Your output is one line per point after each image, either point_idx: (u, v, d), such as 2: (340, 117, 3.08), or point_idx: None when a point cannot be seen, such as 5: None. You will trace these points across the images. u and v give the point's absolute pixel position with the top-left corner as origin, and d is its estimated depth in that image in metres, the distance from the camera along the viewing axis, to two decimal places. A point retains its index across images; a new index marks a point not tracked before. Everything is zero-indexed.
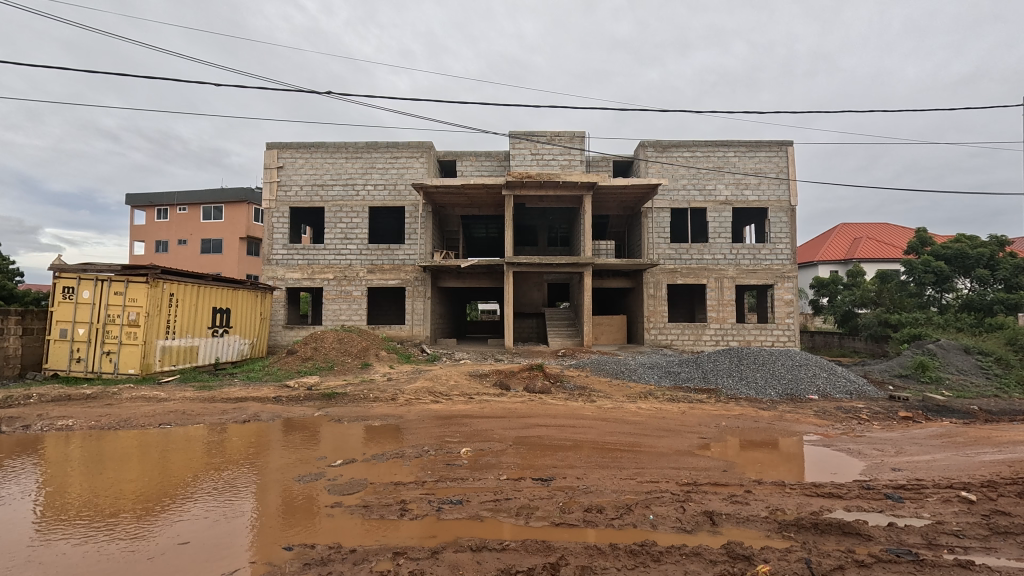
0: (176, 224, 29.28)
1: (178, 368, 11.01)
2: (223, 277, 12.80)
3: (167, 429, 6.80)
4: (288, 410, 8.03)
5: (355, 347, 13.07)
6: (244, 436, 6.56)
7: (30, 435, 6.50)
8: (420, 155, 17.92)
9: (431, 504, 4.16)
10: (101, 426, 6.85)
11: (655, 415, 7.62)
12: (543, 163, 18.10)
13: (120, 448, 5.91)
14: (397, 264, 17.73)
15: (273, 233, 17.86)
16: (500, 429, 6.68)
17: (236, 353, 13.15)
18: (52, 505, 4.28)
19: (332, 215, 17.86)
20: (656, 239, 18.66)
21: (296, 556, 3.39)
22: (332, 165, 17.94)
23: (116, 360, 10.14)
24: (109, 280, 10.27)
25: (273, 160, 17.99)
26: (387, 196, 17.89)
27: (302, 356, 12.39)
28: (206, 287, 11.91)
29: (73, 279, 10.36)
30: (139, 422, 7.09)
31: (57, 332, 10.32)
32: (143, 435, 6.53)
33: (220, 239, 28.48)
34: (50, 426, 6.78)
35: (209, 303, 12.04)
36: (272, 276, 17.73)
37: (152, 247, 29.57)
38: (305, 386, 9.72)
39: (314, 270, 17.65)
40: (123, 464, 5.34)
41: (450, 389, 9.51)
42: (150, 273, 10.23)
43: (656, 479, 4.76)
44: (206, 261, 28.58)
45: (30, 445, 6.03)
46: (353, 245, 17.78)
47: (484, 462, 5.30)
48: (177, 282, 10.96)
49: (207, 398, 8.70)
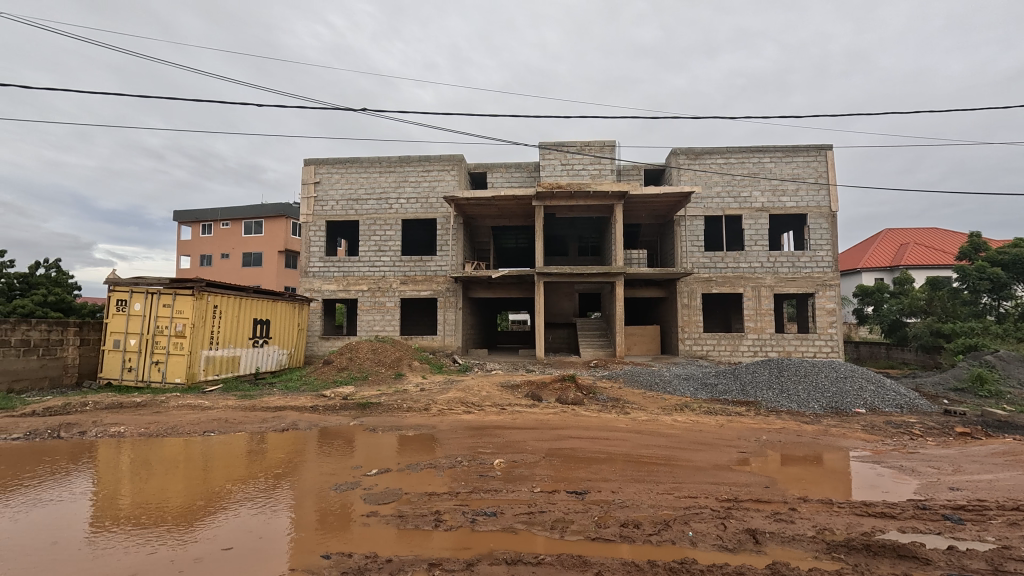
0: (218, 238, 30.52)
1: (221, 378, 11.43)
2: (262, 289, 13.23)
3: (211, 437, 7.05)
4: (324, 419, 8.21)
5: (389, 357, 13.26)
6: (281, 445, 6.70)
7: (86, 440, 6.86)
8: (452, 168, 18.16)
9: (465, 515, 4.16)
10: (151, 433, 7.16)
11: (692, 428, 7.43)
12: (573, 173, 18.07)
13: (166, 456, 6.14)
14: (429, 275, 17.95)
15: (310, 246, 18.41)
16: (534, 441, 6.64)
17: (275, 363, 13.54)
18: (105, 510, 4.48)
19: (367, 228, 18.29)
20: (690, 248, 18.31)
21: (334, 563, 3.45)
22: (367, 179, 18.40)
23: (163, 369, 10.58)
24: (159, 292, 10.78)
25: (310, 175, 18.60)
26: (419, 209, 18.19)
27: (338, 367, 12.68)
28: (247, 300, 12.33)
29: (125, 292, 10.92)
30: (185, 429, 7.38)
31: (111, 343, 10.88)
32: (187, 442, 6.78)
33: (259, 253, 29.55)
34: (103, 432, 7.14)
35: (250, 315, 12.45)
36: (309, 288, 18.26)
37: (197, 260, 30.89)
38: (340, 395, 9.91)
39: (350, 282, 18.07)
40: (170, 471, 5.56)
41: (482, 399, 9.53)
42: (195, 286, 10.68)
43: (694, 494, 4.63)
44: (247, 274, 29.66)
45: (85, 451, 6.35)
46: (388, 257, 18.13)
47: (518, 474, 5.27)
48: (221, 294, 11.40)
49: (249, 406, 8.98)
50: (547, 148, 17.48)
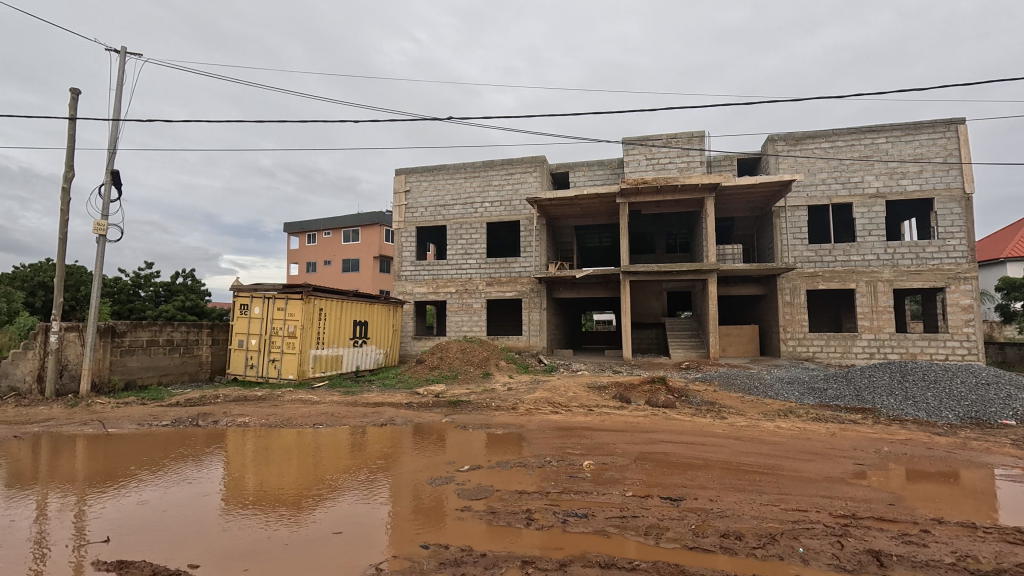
0: (322, 246, 33.18)
1: (327, 375, 12.42)
2: (361, 293, 14.19)
3: (320, 430, 7.68)
4: (418, 415, 8.63)
5: (477, 357, 13.63)
6: (380, 439, 7.13)
7: (218, 429, 7.77)
8: (535, 169, 18.28)
9: (556, 515, 4.17)
10: (270, 424, 7.96)
11: (798, 435, 6.87)
12: (659, 168, 17.45)
13: (282, 445, 6.78)
14: (513, 276, 18.21)
15: (402, 251, 19.45)
16: (623, 444, 6.49)
17: (373, 362, 14.47)
18: (235, 491, 5.04)
19: (454, 232, 18.96)
20: (791, 241, 16.94)
21: (432, 554, 3.60)
22: (453, 185, 19.08)
23: (279, 366, 11.70)
24: (274, 297, 11.95)
25: (400, 184, 19.65)
26: (502, 211, 18.53)
27: (430, 366, 13.26)
28: (347, 303, 13.29)
29: (247, 297, 12.23)
30: (298, 421, 8.12)
31: (236, 342, 12.23)
32: (300, 434, 7.44)
33: (357, 259, 31.71)
34: (232, 422, 8.04)
35: (350, 317, 13.40)
36: (402, 290, 19.29)
37: (304, 267, 33.83)
38: (432, 393, 10.35)
39: (439, 284, 18.83)
40: (286, 459, 6.13)
41: (569, 400, 9.48)
42: (304, 290, 11.70)
43: (804, 507, 4.27)
44: (347, 279, 31.95)
45: (217, 439, 7.19)
46: (474, 260, 18.66)
47: (608, 477, 5.19)
48: (325, 298, 12.39)
49: (352, 402, 9.67)
50: (631, 144, 17.05)
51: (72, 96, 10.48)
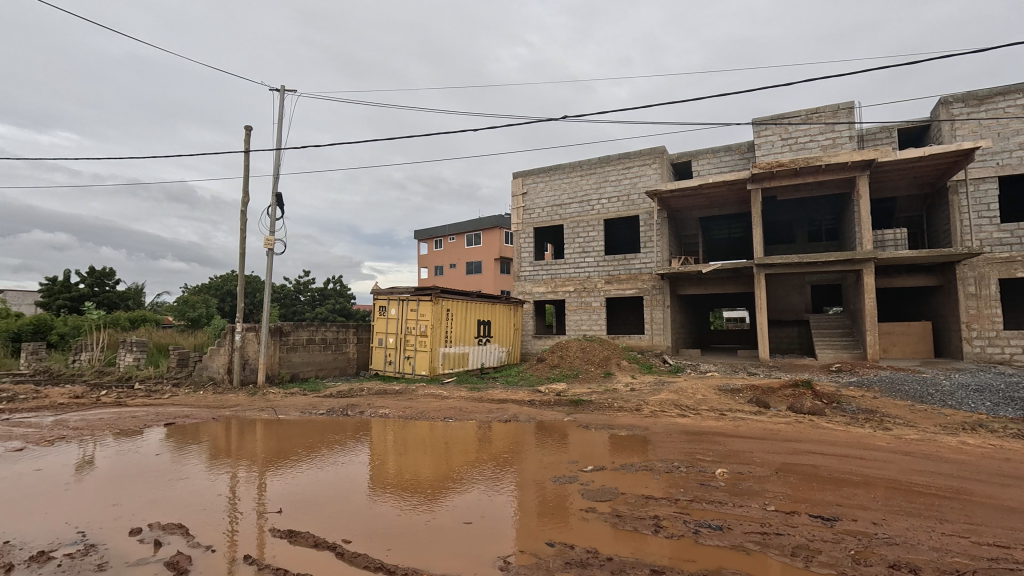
0: (447, 251, 35.35)
1: (455, 371, 13.19)
2: (484, 293, 14.81)
3: (450, 423, 8.19)
4: (541, 413, 8.77)
5: (597, 356, 13.46)
6: (504, 435, 7.38)
7: (364, 418, 8.66)
8: (654, 161, 17.52)
9: (687, 525, 3.95)
10: (406, 416, 8.68)
11: (992, 455, 5.70)
12: (798, 148, 15.70)
13: (417, 437, 7.33)
14: (634, 273, 17.65)
15: (521, 252, 19.94)
16: (762, 453, 5.95)
17: (496, 359, 15.04)
18: (377, 476, 5.55)
19: (571, 231, 18.95)
20: (975, 221, 14.15)
21: (558, 552, 3.63)
22: (569, 184, 19.08)
23: (413, 362, 12.70)
24: (407, 299, 13.00)
25: (518, 187, 20.17)
26: (620, 207, 18.07)
27: (551, 364, 13.40)
28: (472, 303, 13.96)
29: (385, 299, 13.47)
30: (431, 415, 8.73)
31: (377, 341, 13.54)
32: (432, 427, 7.99)
33: (479, 262, 33.20)
34: (375, 413, 8.91)
35: (475, 316, 14.07)
36: (522, 290, 19.78)
37: (432, 271, 36.34)
38: (554, 392, 10.43)
39: (557, 283, 18.95)
40: (420, 450, 6.60)
41: (698, 403, 8.94)
42: (433, 292, 12.55)
43: (1003, 543, 3.52)
44: (471, 281, 33.64)
45: (363, 427, 8.03)
46: (592, 258, 18.47)
47: (745, 488, 4.78)
48: (452, 299, 13.15)
49: (478, 398, 10.14)
50: (762, 124, 15.60)
51: (246, 133, 12.41)
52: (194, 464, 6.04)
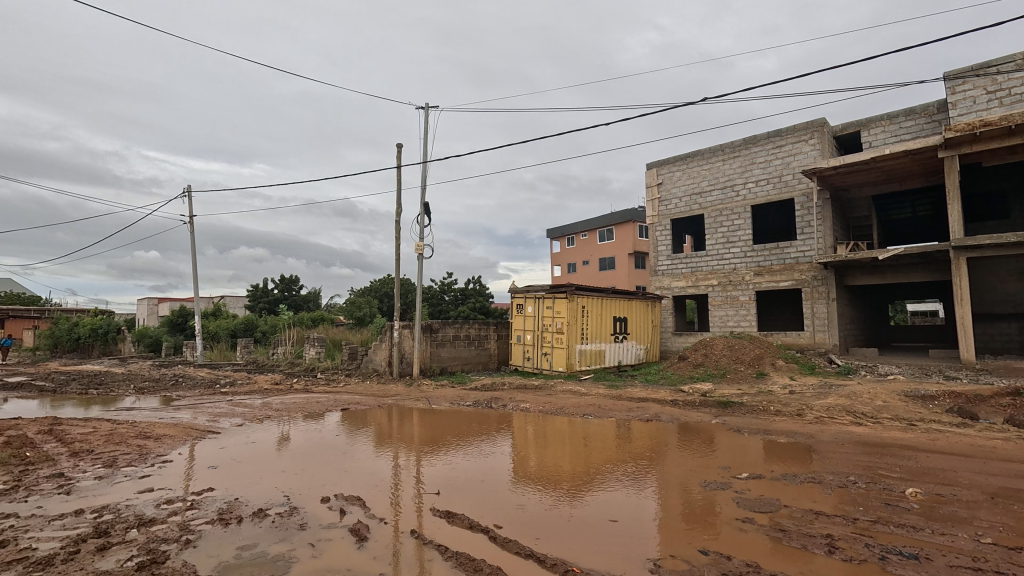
0: (580, 248, 35.37)
1: (592, 368, 13.15)
2: (620, 289, 14.52)
3: (589, 420, 8.19)
4: (685, 413, 8.34)
5: (747, 355, 12.37)
6: (645, 434, 7.16)
7: (506, 411, 9.07)
8: (811, 135, 15.50)
9: (871, 549, 3.44)
10: (546, 411, 8.88)
11: None
12: (1012, 101, 12.69)
13: (556, 432, 7.47)
14: (789, 263, 15.85)
15: (657, 246, 19.15)
16: (970, 473, 4.93)
17: (634, 357, 14.66)
18: (521, 468, 5.77)
19: (713, 220, 17.68)
20: None
21: (712, 562, 3.43)
22: (709, 170, 17.81)
23: (550, 359, 12.95)
24: (543, 297, 13.29)
25: (653, 178, 19.39)
26: (771, 191, 16.36)
27: (694, 363, 12.66)
28: (607, 299, 13.77)
29: (522, 297, 13.95)
30: (570, 411, 8.82)
31: (515, 337, 14.07)
32: (571, 422, 8.06)
33: (613, 257, 32.60)
34: (516, 407, 9.28)
35: (610, 313, 13.86)
36: (659, 285, 18.98)
37: (565, 268, 36.67)
38: (698, 392, 9.82)
39: (699, 277, 17.82)
40: (560, 445, 6.71)
41: (877, 410, 7.73)
42: (568, 290, 12.64)
43: None
44: (604, 277, 33.23)
45: (506, 420, 8.41)
46: (738, 248, 17.03)
47: (947, 514, 4.01)
48: (587, 296, 13.11)
49: (617, 396, 9.98)
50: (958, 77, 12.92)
51: (397, 149, 13.74)
52: (366, 446, 6.90)
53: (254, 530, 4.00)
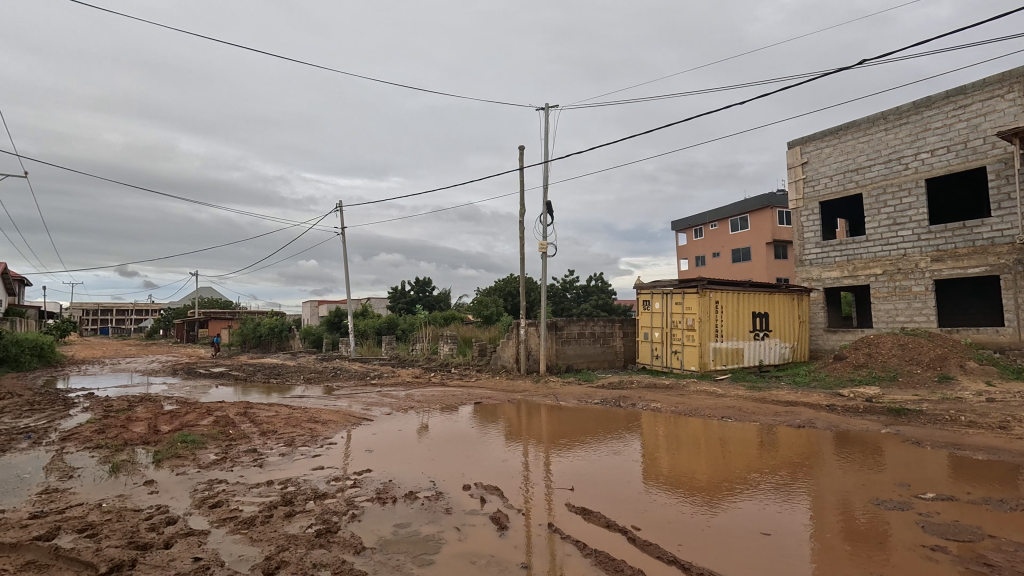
0: (709, 239, 33.17)
1: (729, 368, 12.25)
2: (759, 283, 13.31)
3: (729, 423, 7.63)
4: (846, 421, 7.37)
5: (925, 356, 10.55)
6: (795, 441, 6.47)
7: (636, 411, 8.82)
8: (1009, 88, 12.73)
9: None
10: (680, 412, 8.46)
11: None
12: None
13: (691, 434, 7.08)
14: (980, 245, 13.20)
15: (803, 232, 17.20)
16: None
17: (778, 356, 13.34)
18: (655, 468, 5.58)
19: (874, 200, 15.39)
20: None
21: None
22: (868, 143, 15.53)
23: (681, 358, 12.34)
24: (672, 292, 12.70)
25: (796, 158, 17.45)
26: (953, 160, 13.76)
27: (854, 364, 11.14)
28: (745, 293, 12.71)
29: (648, 293, 13.49)
30: (706, 412, 8.30)
31: (642, 335, 13.65)
32: (707, 425, 7.59)
33: (748, 248, 29.98)
34: (647, 406, 8.98)
35: (749, 308, 12.78)
36: (806, 277, 17.01)
37: (693, 262, 34.65)
38: (862, 397, 8.62)
39: (856, 266, 15.64)
40: (696, 448, 6.35)
41: None
42: (700, 284, 11.92)
43: None
44: (739, 270, 30.74)
45: (636, 420, 8.18)
46: (908, 230, 14.61)
47: None
48: (722, 291, 12.23)
49: (760, 398, 9.17)
50: None
51: (519, 152, 14.10)
52: (499, 438, 7.19)
53: (407, 510, 4.39)
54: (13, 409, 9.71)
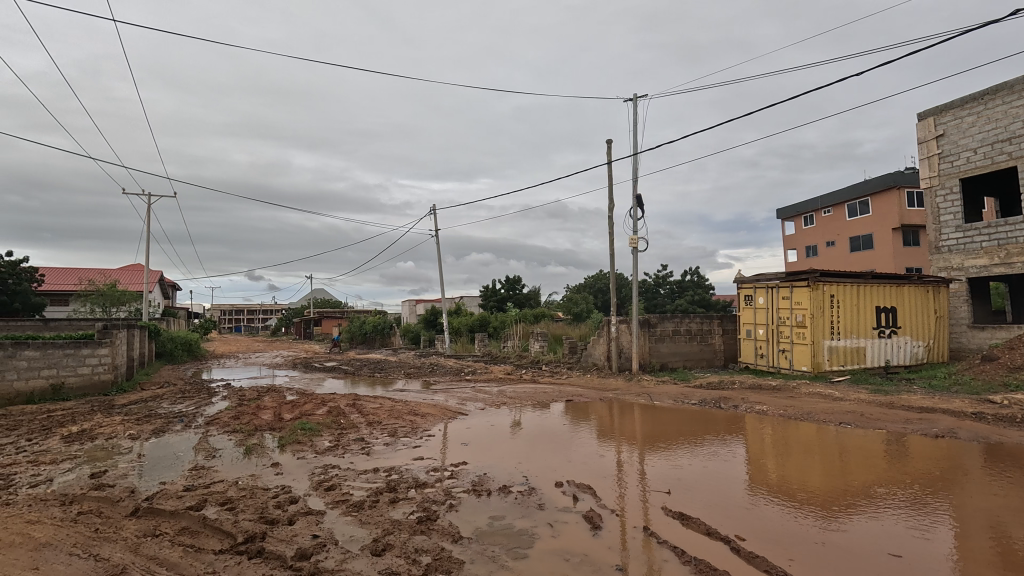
0: (822, 227, 30.21)
1: (848, 369, 11.09)
2: (884, 273, 11.88)
3: (846, 429, 6.91)
4: (998, 432, 6.34)
5: None
6: (930, 452, 5.70)
7: (738, 413, 8.29)
8: None
9: None
10: (789, 415, 7.81)
11: None
12: None
13: (801, 439, 6.51)
14: None
15: (939, 215, 15.04)
16: None
17: (908, 356, 11.83)
18: (760, 475, 5.21)
19: None
20: None
21: None
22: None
23: (790, 357, 11.39)
24: (778, 286, 11.75)
25: (929, 130, 15.29)
26: None
27: (1009, 366, 9.54)
28: (867, 286, 11.40)
29: (751, 288, 12.61)
30: (820, 417, 7.57)
31: (745, 332, 12.80)
32: (821, 430, 6.93)
33: (869, 234, 26.84)
34: (751, 409, 8.40)
35: (871, 302, 11.45)
36: (944, 266, 14.83)
37: (804, 252, 31.78)
38: (1019, 405, 7.37)
39: (1010, 252, 13.37)
40: (808, 455, 5.83)
41: None
42: (811, 277, 10.89)
43: None
44: (858, 259, 27.66)
45: (739, 422, 7.68)
46: None
47: None
48: (838, 284, 11.07)
49: (886, 403, 8.19)
50: None
51: (607, 145, 13.84)
52: (590, 436, 7.14)
53: (501, 503, 4.50)
54: (170, 396, 11.37)
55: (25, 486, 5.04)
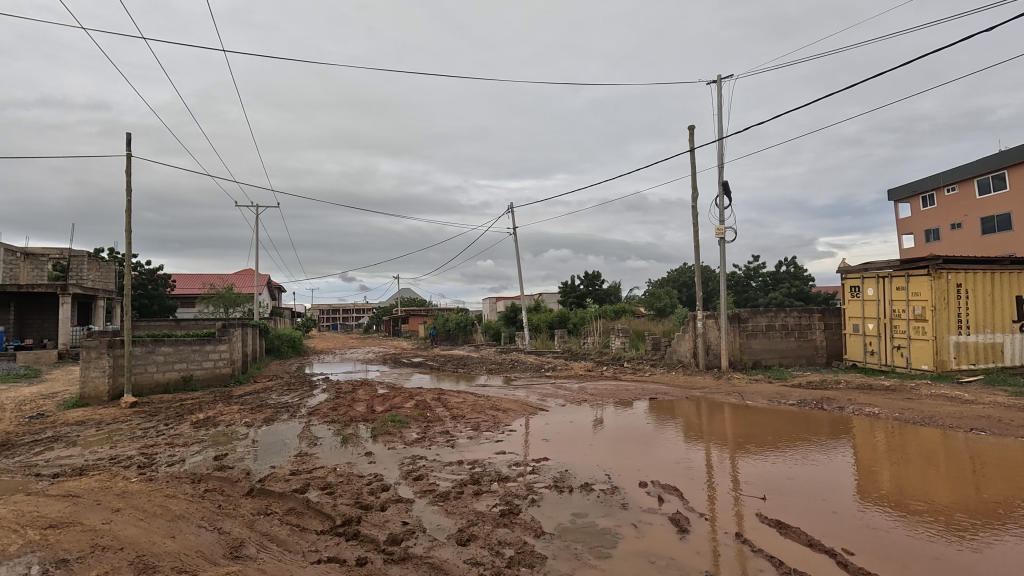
0: (946, 207, 26.71)
1: (980, 368, 9.73)
2: None
3: (979, 436, 6.05)
4: None
5: None
6: None
7: (845, 415, 7.56)
8: None
9: None
10: (907, 419, 7.00)
11: None
12: None
13: (922, 446, 5.81)
14: None
15: None
16: None
17: None
18: (869, 484, 4.72)
19: None
20: None
21: None
22: None
23: (907, 354, 10.21)
24: (890, 276, 10.56)
25: None
26: None
27: None
28: (1004, 273, 9.91)
29: (857, 278, 11.44)
30: (946, 422, 6.69)
31: (852, 327, 11.66)
32: (947, 437, 6.12)
33: (1007, 214, 23.33)
34: (859, 411, 7.63)
35: (1010, 292, 9.94)
36: None
37: (923, 237, 28.35)
38: None
39: None
40: (930, 464, 5.19)
41: None
42: (931, 264, 9.65)
43: None
44: (993, 243, 24.17)
45: (845, 425, 7.00)
46: None
47: None
48: (965, 271, 9.73)
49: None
50: None
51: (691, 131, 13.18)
52: (675, 436, 6.85)
53: (583, 501, 4.47)
54: (278, 388, 12.53)
55: (164, 464, 5.80)
